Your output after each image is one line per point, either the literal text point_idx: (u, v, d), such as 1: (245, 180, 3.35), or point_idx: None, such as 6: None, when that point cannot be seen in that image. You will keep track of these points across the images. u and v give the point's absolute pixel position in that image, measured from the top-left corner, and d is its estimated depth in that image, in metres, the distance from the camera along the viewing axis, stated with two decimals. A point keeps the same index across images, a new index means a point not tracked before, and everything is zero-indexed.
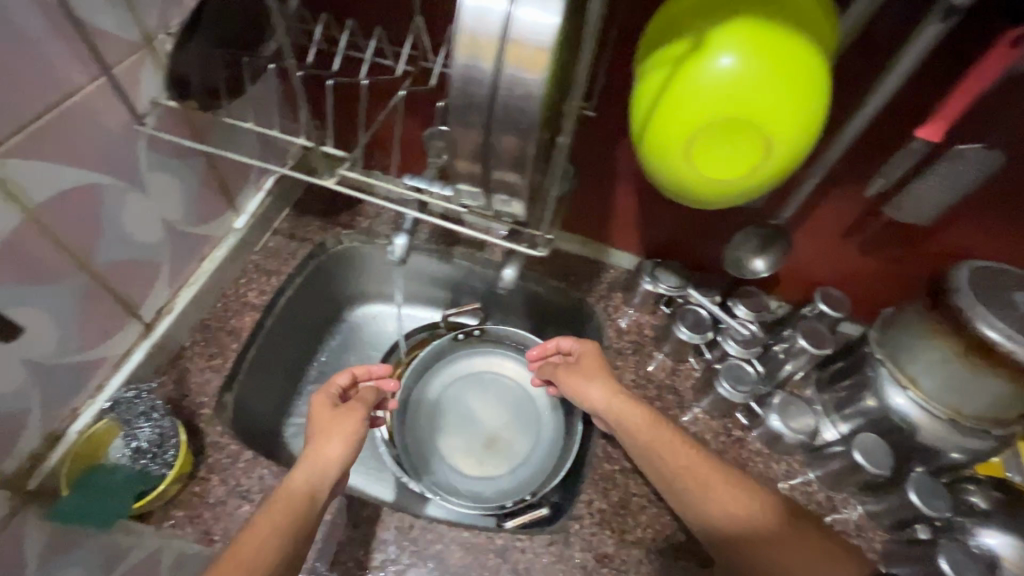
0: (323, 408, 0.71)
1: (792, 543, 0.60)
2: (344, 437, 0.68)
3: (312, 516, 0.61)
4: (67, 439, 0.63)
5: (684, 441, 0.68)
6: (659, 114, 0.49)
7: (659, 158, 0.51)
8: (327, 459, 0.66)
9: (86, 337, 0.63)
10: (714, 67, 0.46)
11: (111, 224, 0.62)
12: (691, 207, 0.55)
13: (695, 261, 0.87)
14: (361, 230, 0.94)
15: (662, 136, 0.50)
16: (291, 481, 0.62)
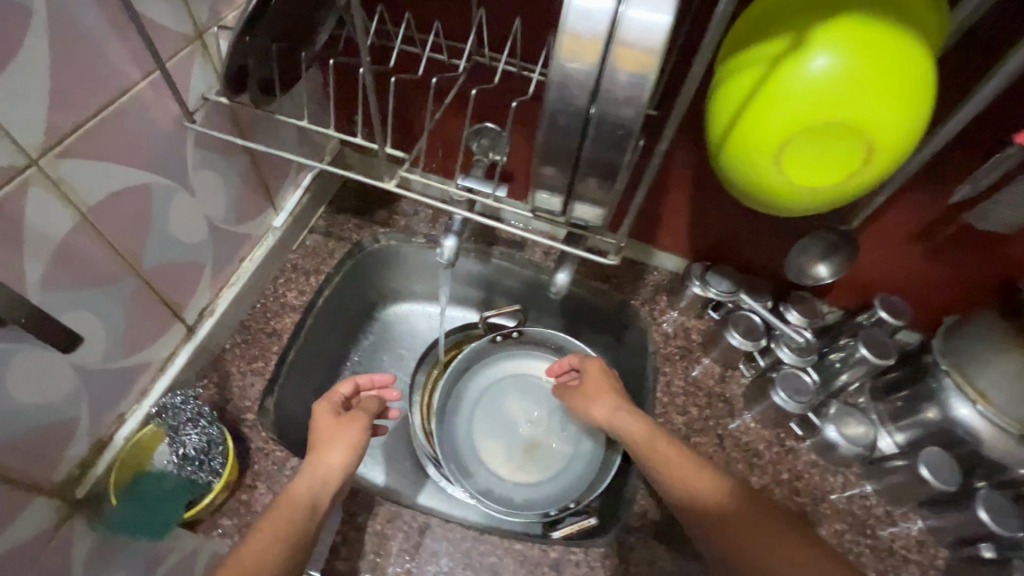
0: (324, 416, 0.69)
1: (747, 522, 0.56)
2: (347, 447, 0.66)
3: (313, 526, 0.58)
4: (115, 445, 0.62)
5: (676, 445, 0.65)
6: (743, 122, 0.47)
7: (744, 167, 0.49)
8: (331, 467, 0.63)
9: (134, 340, 0.62)
10: (810, 73, 0.43)
11: (159, 227, 0.60)
12: (772, 214, 0.53)
13: (746, 265, 0.84)
14: (398, 228, 0.91)
15: (747, 146, 0.47)
16: (294, 490, 0.60)
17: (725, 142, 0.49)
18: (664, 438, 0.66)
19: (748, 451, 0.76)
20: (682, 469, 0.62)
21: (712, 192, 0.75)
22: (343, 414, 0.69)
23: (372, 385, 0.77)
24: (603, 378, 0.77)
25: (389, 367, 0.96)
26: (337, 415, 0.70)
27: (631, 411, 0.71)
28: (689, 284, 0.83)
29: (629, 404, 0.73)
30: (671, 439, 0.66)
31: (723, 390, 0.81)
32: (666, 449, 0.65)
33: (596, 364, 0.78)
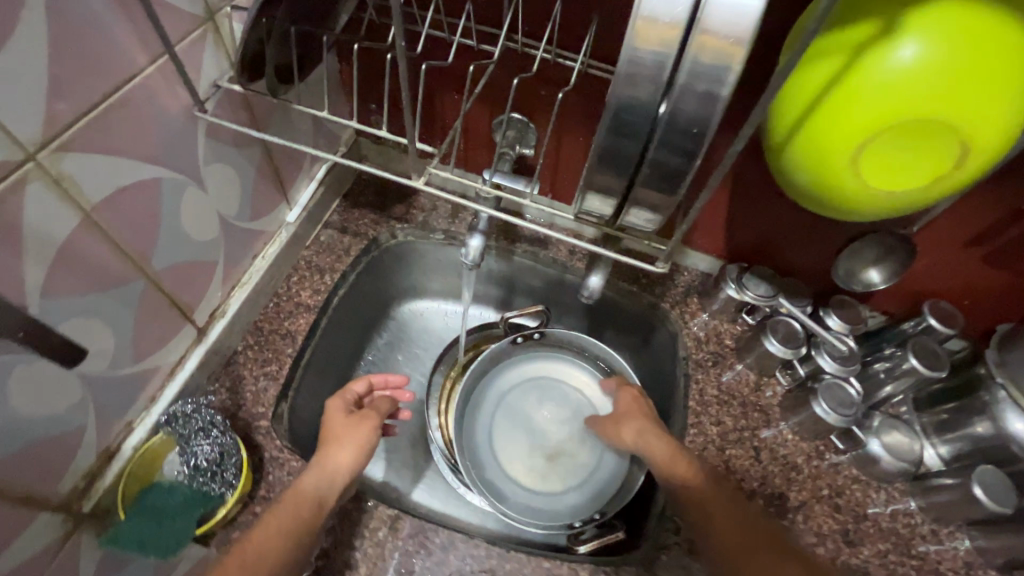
0: (335, 414, 0.65)
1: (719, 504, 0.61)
2: (357, 446, 0.62)
3: (315, 527, 0.55)
4: (122, 455, 0.58)
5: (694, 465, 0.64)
6: (814, 124, 0.43)
7: (812, 171, 0.45)
8: (338, 467, 0.59)
9: (143, 344, 0.58)
10: (893, 69, 0.38)
11: (169, 225, 0.56)
12: (841, 218, 0.49)
13: (785, 267, 0.79)
14: (416, 223, 0.87)
15: (817, 150, 0.43)
16: (300, 487, 0.57)
17: (791, 143, 0.45)
18: (681, 458, 0.66)
19: (786, 464, 0.72)
20: (694, 489, 0.62)
21: (755, 191, 0.70)
22: (354, 413, 0.65)
23: (385, 386, 0.73)
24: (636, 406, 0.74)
25: (405, 367, 0.92)
26: (348, 413, 0.65)
27: (654, 431, 0.70)
28: (724, 286, 0.79)
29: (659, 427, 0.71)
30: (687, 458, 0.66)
31: (759, 399, 0.77)
32: (683, 470, 0.65)
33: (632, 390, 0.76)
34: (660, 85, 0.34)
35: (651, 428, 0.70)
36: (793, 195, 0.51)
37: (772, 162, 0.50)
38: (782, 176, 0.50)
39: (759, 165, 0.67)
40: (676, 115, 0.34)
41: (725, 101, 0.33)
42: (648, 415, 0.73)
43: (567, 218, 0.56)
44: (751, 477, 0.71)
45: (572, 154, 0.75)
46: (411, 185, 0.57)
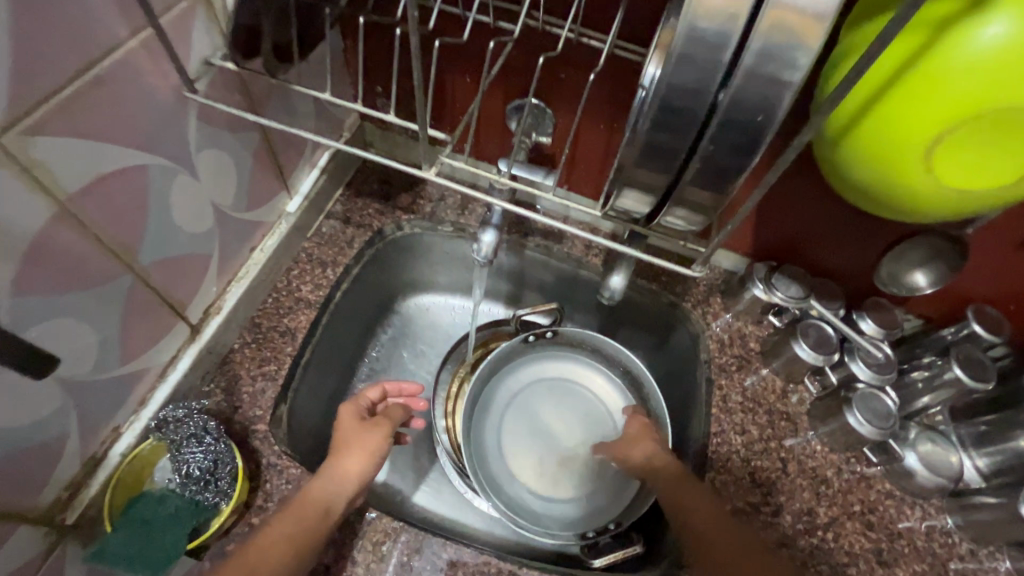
0: (347, 418, 0.62)
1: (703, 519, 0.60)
2: (368, 454, 0.59)
3: (323, 536, 0.53)
4: (108, 463, 0.55)
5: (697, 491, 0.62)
6: (875, 120, 0.39)
7: (872, 169, 0.41)
8: (347, 474, 0.56)
9: (131, 345, 0.54)
10: (974, 56, 0.34)
11: (160, 216, 0.51)
12: (901, 218, 0.45)
13: (818, 267, 0.74)
14: (424, 215, 0.82)
15: (878, 147, 0.39)
16: (310, 491, 0.54)
17: (846, 140, 0.41)
18: (683, 480, 0.63)
19: (815, 478, 0.68)
20: (700, 516, 0.60)
21: (792, 185, 0.65)
22: (368, 419, 0.62)
23: (400, 393, 0.70)
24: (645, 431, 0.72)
25: (409, 364, 0.88)
26: (361, 419, 0.62)
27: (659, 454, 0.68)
28: (750, 286, 0.74)
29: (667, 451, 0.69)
30: (694, 483, 0.63)
31: (786, 407, 0.72)
32: (687, 493, 0.62)
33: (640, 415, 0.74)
34: (720, 71, 0.30)
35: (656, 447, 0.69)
36: (846, 193, 0.47)
37: (822, 158, 0.46)
38: (834, 172, 0.45)
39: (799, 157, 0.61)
40: (738, 103, 0.31)
41: (796, 88, 0.30)
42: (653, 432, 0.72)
43: (590, 212, 0.51)
44: (777, 491, 0.66)
45: (592, 143, 0.70)
46: (422, 175, 0.52)
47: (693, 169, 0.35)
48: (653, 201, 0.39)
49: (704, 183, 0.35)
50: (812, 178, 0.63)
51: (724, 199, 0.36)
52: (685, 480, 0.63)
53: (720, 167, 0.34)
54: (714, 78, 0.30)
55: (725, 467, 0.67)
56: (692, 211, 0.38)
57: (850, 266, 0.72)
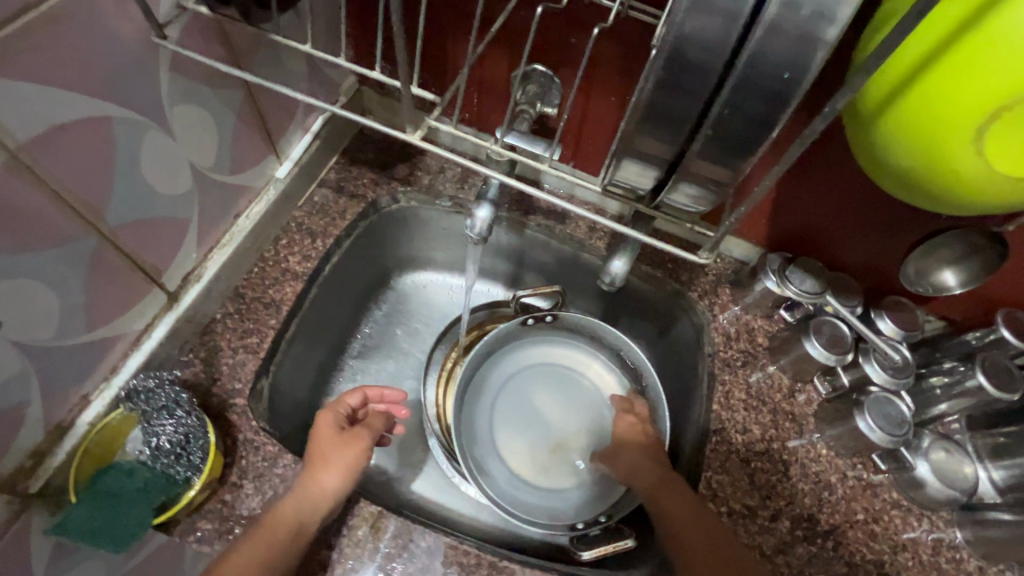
0: (324, 428, 0.59)
1: (693, 526, 0.57)
2: (344, 468, 0.56)
3: (293, 556, 0.51)
4: (75, 432, 0.53)
5: (689, 501, 0.59)
6: (916, 95, 0.34)
7: (911, 151, 0.37)
8: (323, 490, 0.54)
9: (101, 310, 0.51)
10: None
11: (131, 176, 0.48)
12: (942, 209, 0.40)
13: (836, 260, 0.70)
14: (421, 187, 0.78)
15: (919, 126, 0.35)
16: (280, 510, 0.52)
17: (883, 117, 0.37)
18: (667, 481, 0.61)
19: (818, 483, 0.64)
20: (684, 524, 0.57)
21: (813, 170, 0.60)
22: (345, 430, 0.59)
23: (380, 400, 0.66)
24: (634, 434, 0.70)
25: (403, 342, 0.85)
26: (339, 429, 0.60)
27: (643, 456, 0.66)
28: (763, 277, 0.69)
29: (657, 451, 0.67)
30: (682, 487, 0.61)
31: (792, 407, 0.68)
32: (669, 504, 0.59)
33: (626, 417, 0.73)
34: (738, 24, 0.26)
35: (643, 444, 0.68)
36: (881, 179, 0.42)
37: (855, 137, 0.41)
38: (867, 153, 0.41)
39: (824, 138, 0.56)
40: (757, 64, 0.26)
41: (830, 45, 0.25)
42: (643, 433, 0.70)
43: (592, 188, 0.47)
44: (777, 495, 0.63)
45: (601, 116, 0.65)
46: (407, 139, 0.47)
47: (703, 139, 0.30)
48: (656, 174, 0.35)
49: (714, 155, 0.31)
50: (838, 162, 0.58)
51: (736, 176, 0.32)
52: (671, 483, 0.61)
53: (734, 137, 0.30)
54: (732, 32, 0.26)
55: (722, 468, 0.64)
56: (702, 186, 0.34)
57: (872, 261, 0.67)
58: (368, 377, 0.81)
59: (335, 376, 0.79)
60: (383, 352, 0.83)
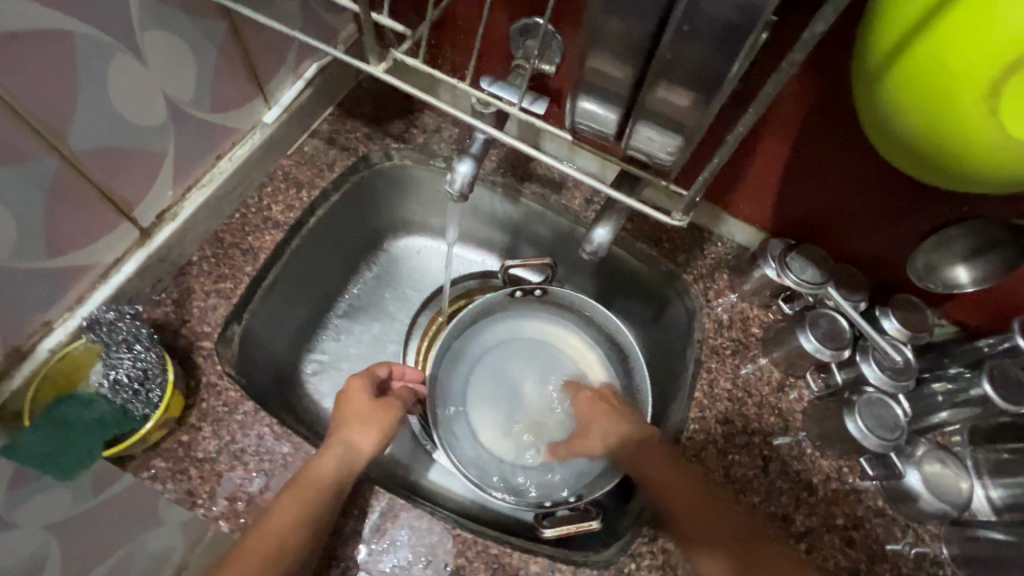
0: (358, 396, 0.62)
1: (680, 491, 0.56)
2: (380, 429, 0.61)
3: (333, 509, 0.53)
4: (35, 357, 0.53)
5: (675, 471, 0.57)
6: (925, 47, 0.32)
7: (915, 116, 0.34)
8: (361, 451, 0.58)
9: (63, 237, 0.51)
10: None
11: (96, 97, 0.47)
12: (961, 185, 0.37)
13: (846, 250, 0.65)
14: (415, 145, 0.74)
15: (923, 85, 0.33)
16: (318, 469, 0.54)
17: (885, 78, 0.35)
18: (655, 451, 0.60)
19: (798, 482, 0.61)
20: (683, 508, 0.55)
21: (822, 147, 0.55)
22: (378, 399, 0.63)
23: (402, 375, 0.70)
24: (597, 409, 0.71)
25: (391, 306, 0.82)
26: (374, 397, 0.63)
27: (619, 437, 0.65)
28: (761, 264, 0.65)
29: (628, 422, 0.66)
30: (666, 455, 0.59)
31: (779, 402, 0.64)
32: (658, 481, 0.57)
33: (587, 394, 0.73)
34: None
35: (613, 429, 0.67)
36: (892, 154, 0.39)
37: (861, 106, 0.39)
38: (875, 122, 0.38)
39: (835, 110, 0.51)
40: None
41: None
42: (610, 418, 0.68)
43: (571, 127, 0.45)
44: (752, 490, 0.60)
45: None
46: (369, 71, 0.48)
47: (656, 72, 0.35)
48: (619, 108, 0.40)
49: (674, 83, 0.35)
50: (848, 140, 0.53)
51: (705, 106, 0.36)
52: (658, 452, 0.60)
53: (696, 68, 0.33)
54: None
55: (697, 457, 0.61)
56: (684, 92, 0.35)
57: (881, 254, 0.62)
58: (351, 338, 0.80)
59: (318, 332, 0.78)
60: (369, 313, 0.81)
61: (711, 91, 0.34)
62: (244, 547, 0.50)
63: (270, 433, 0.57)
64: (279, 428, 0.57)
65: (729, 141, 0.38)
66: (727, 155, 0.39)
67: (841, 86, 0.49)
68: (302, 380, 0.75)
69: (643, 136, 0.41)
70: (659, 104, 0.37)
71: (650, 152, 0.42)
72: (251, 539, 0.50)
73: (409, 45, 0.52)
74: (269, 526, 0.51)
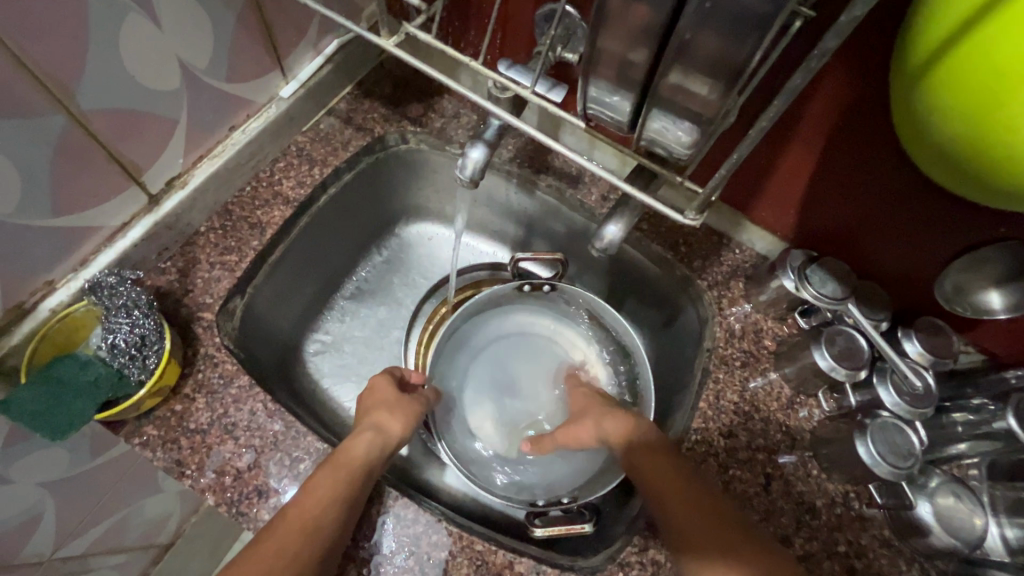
0: (384, 386, 0.63)
1: (678, 493, 0.53)
2: (407, 416, 0.61)
3: (367, 487, 0.53)
4: (36, 316, 0.53)
5: (676, 474, 0.55)
6: (970, 48, 0.29)
7: (954, 121, 0.32)
8: (395, 434, 0.59)
9: (67, 196, 0.50)
10: None
11: (107, 55, 0.46)
12: (1003, 201, 0.34)
13: (871, 265, 0.62)
14: (432, 130, 0.73)
15: (965, 88, 0.30)
16: (350, 447, 0.55)
17: (927, 78, 0.33)
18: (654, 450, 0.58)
19: (801, 504, 0.58)
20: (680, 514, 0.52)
21: (853, 156, 0.52)
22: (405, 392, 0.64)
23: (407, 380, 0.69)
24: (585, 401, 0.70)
25: (397, 291, 0.82)
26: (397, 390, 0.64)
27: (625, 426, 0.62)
28: (781, 274, 0.62)
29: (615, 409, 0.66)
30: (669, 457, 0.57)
31: (787, 419, 0.62)
32: (655, 480, 0.55)
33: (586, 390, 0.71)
34: None
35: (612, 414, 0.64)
36: (929, 163, 0.37)
37: (898, 109, 0.37)
38: (911, 128, 0.36)
39: (870, 116, 0.48)
40: None
41: None
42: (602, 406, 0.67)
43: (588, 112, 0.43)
44: (751, 508, 0.58)
45: None
46: (380, 45, 0.48)
47: (670, 57, 0.33)
48: (630, 95, 0.38)
49: (690, 69, 0.33)
50: (882, 149, 0.50)
51: (724, 94, 0.34)
52: (664, 450, 0.58)
53: (712, 57, 0.32)
54: None
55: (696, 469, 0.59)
56: (703, 79, 0.33)
57: (909, 273, 0.59)
58: (355, 321, 0.79)
59: (323, 312, 0.77)
60: (376, 297, 0.81)
61: (731, 80, 0.33)
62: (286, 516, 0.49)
63: (263, 410, 0.57)
64: (273, 406, 0.57)
65: (751, 135, 0.37)
66: (745, 151, 0.38)
67: (878, 91, 0.46)
68: (302, 359, 0.74)
69: (655, 124, 0.40)
70: (673, 92, 0.35)
71: (667, 144, 0.41)
72: (288, 512, 0.49)
73: (422, 20, 0.50)
74: (309, 496, 0.50)
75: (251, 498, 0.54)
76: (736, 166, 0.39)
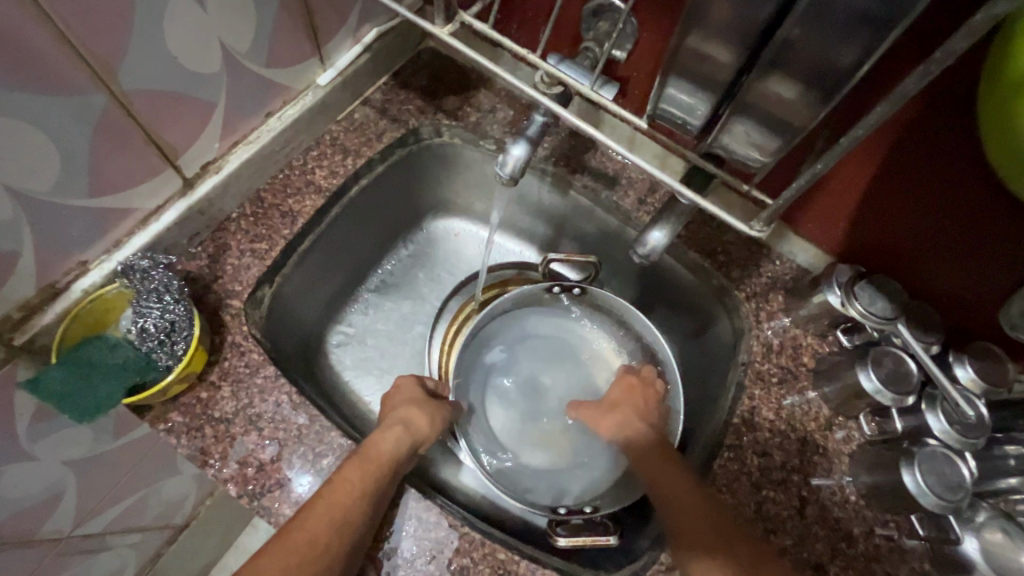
0: (409, 386, 0.63)
1: (690, 509, 0.52)
2: (431, 417, 0.61)
3: (388, 488, 0.52)
4: (69, 296, 0.52)
5: (686, 492, 0.53)
6: None
7: None
8: (419, 433, 0.58)
9: (104, 177, 0.50)
10: None
11: (150, 35, 0.46)
12: None
13: (923, 285, 0.59)
14: (467, 124, 0.71)
15: None
16: (378, 443, 0.54)
17: None
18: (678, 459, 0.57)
19: (837, 531, 0.56)
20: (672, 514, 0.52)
21: (917, 169, 0.50)
22: (431, 396, 0.64)
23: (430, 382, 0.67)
24: (629, 397, 0.67)
25: (423, 286, 0.80)
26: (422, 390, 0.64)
27: (655, 441, 0.61)
28: (825, 289, 0.59)
29: (654, 421, 0.64)
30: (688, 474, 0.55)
31: (824, 441, 0.59)
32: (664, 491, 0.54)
33: (630, 379, 0.68)
34: None
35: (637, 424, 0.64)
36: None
37: (989, 119, 0.35)
38: (1003, 131, 0.35)
39: (941, 130, 0.46)
40: None
41: None
42: (641, 416, 0.65)
43: (659, 113, 0.46)
44: (784, 532, 0.55)
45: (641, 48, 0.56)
46: (433, 33, 0.48)
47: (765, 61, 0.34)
48: (714, 98, 0.41)
49: None
50: (956, 163, 0.47)
51: (819, 101, 0.35)
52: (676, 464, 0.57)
53: None
54: None
55: (728, 488, 0.57)
56: None
57: (963, 295, 0.56)
58: (380, 314, 0.78)
59: (347, 304, 0.76)
60: (401, 291, 0.80)
61: None
62: (313, 505, 0.49)
63: (288, 402, 0.56)
64: (298, 399, 0.56)
65: (839, 146, 0.38)
66: (830, 163, 0.38)
67: (955, 102, 0.44)
68: (326, 350, 0.74)
69: (734, 131, 0.42)
70: (763, 98, 0.37)
71: (737, 148, 0.44)
72: (314, 505, 0.48)
73: (478, 9, 0.53)
74: (335, 493, 0.49)
75: (273, 491, 0.53)
76: (816, 178, 0.40)
